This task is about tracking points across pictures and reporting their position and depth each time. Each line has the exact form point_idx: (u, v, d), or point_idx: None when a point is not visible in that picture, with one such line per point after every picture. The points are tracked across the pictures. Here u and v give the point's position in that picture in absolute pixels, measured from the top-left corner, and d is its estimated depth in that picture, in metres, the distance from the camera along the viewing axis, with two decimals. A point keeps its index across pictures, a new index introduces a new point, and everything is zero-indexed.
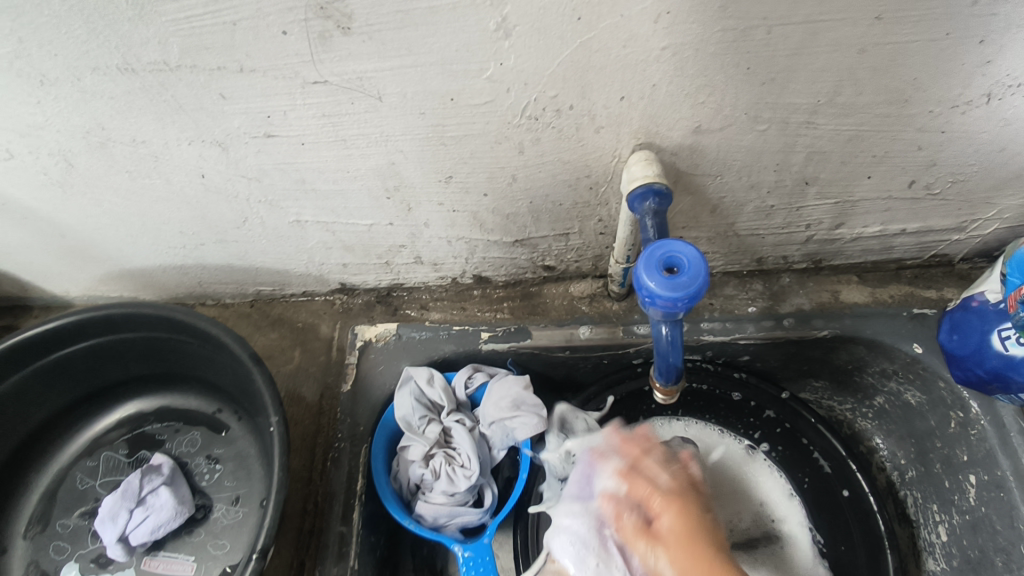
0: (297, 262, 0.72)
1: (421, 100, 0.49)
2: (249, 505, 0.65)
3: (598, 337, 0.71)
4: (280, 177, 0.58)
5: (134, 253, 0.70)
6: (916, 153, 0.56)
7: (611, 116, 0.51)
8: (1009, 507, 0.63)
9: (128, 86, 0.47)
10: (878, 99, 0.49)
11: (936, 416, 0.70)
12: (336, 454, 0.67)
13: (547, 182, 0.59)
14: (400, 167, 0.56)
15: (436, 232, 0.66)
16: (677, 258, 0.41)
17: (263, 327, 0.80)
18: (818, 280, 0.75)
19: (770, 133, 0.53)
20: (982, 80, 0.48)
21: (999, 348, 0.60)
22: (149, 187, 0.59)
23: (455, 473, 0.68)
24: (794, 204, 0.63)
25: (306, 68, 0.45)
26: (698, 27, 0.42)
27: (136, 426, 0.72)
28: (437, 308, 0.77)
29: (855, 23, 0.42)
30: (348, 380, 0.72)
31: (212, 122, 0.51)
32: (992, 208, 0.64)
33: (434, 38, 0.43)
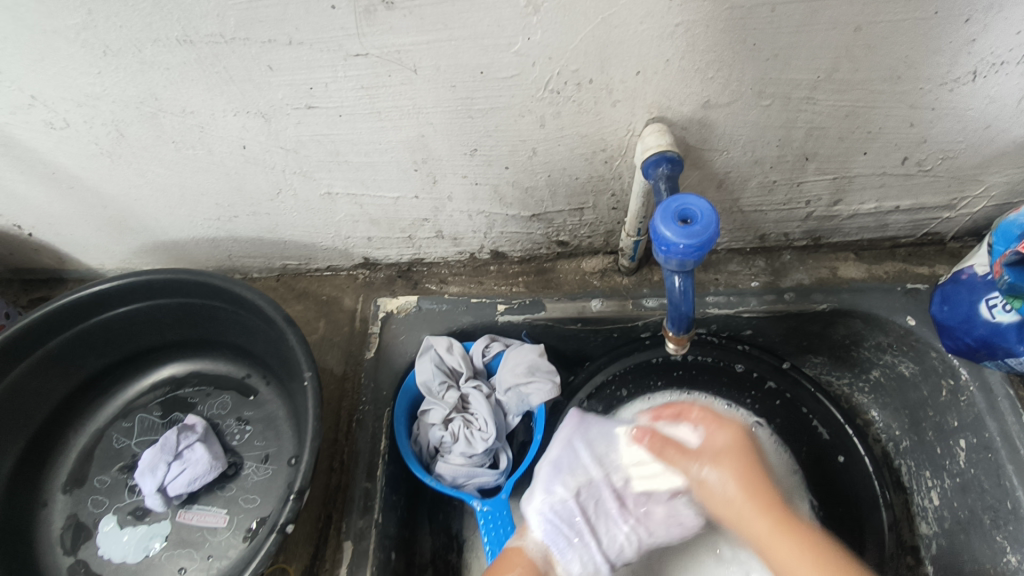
0: (325, 236, 0.77)
1: (453, 73, 0.53)
2: (278, 463, 0.69)
3: (609, 309, 0.75)
4: (316, 149, 0.62)
5: (171, 225, 0.74)
6: (908, 130, 0.60)
7: (628, 91, 0.55)
8: (996, 466, 0.66)
9: (184, 58, 0.51)
10: (872, 76, 0.54)
11: (929, 385, 0.74)
12: (361, 416, 0.71)
13: (564, 156, 0.63)
14: (429, 139, 0.61)
15: (458, 206, 0.71)
16: (691, 210, 0.46)
17: (289, 300, 0.84)
18: (817, 258, 0.79)
19: (773, 109, 0.57)
20: (967, 59, 0.52)
21: (986, 316, 0.64)
22: (192, 158, 0.63)
23: (473, 436, 0.72)
24: (795, 179, 0.67)
25: (350, 41, 0.49)
26: (710, 5, 0.47)
27: (170, 390, 0.76)
28: (456, 282, 0.82)
29: (851, 2, 0.47)
30: (371, 348, 0.76)
31: (257, 93, 0.55)
32: (980, 185, 0.69)
33: (469, 13, 0.47)
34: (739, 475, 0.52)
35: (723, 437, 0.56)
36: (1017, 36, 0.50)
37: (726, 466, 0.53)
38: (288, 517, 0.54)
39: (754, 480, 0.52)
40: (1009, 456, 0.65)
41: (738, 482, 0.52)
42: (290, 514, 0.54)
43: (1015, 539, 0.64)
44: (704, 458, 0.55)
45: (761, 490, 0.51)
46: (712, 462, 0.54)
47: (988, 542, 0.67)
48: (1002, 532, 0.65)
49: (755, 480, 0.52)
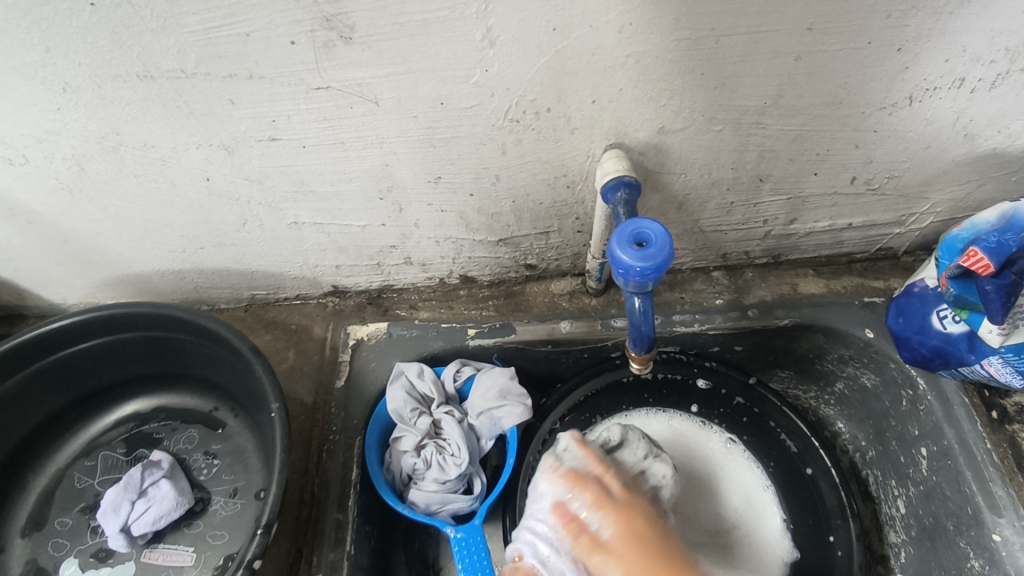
0: (292, 265, 0.76)
1: (414, 104, 0.54)
2: (247, 497, 0.68)
3: (578, 330, 0.76)
4: (281, 180, 0.62)
5: (135, 258, 0.74)
6: (854, 151, 0.63)
7: (585, 119, 0.57)
8: (956, 473, 0.68)
9: (145, 94, 0.52)
10: (816, 101, 0.57)
11: (890, 396, 0.76)
12: (332, 445, 0.70)
13: (527, 182, 0.64)
14: (393, 168, 0.61)
15: (425, 232, 0.71)
16: (645, 233, 0.47)
17: (258, 329, 0.83)
18: (778, 274, 0.81)
19: (726, 133, 0.59)
20: (901, 84, 0.55)
21: (938, 326, 0.67)
22: (155, 191, 0.63)
23: (445, 461, 0.71)
24: (751, 200, 0.70)
25: (311, 75, 0.50)
26: (657, 37, 0.49)
27: (135, 426, 0.74)
28: (426, 307, 0.82)
29: (790, 33, 0.49)
30: (342, 376, 0.75)
31: (220, 126, 0.55)
32: (926, 202, 0.72)
33: (427, 47, 0.49)
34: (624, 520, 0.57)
35: (613, 509, 0.58)
36: (946, 63, 0.53)
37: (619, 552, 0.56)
38: (255, 553, 0.53)
39: (642, 539, 0.57)
40: (967, 463, 0.67)
41: (622, 528, 0.57)
42: (257, 549, 0.53)
43: (977, 544, 0.65)
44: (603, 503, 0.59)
45: (631, 520, 0.58)
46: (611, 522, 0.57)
47: (952, 547, 0.68)
48: (965, 538, 0.67)
49: (632, 528, 0.57)
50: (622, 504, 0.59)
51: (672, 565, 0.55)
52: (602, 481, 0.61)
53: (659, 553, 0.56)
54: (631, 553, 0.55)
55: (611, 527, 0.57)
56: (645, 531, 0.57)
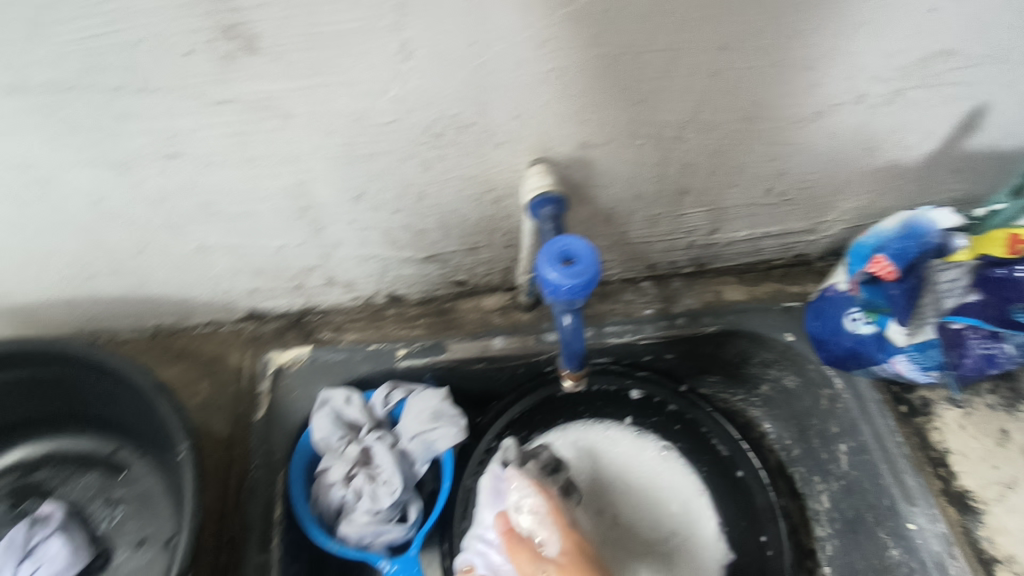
0: (203, 289, 0.71)
1: (329, 119, 0.51)
2: (155, 547, 0.62)
3: (513, 347, 0.75)
4: (184, 199, 0.57)
5: (18, 288, 0.66)
6: (769, 164, 0.65)
7: (509, 133, 0.56)
8: (873, 466, 0.71)
9: (18, 107, 0.47)
10: (732, 116, 0.58)
11: (810, 396, 0.79)
12: (252, 483, 0.65)
13: (453, 198, 0.62)
14: (310, 186, 0.58)
15: (348, 251, 0.68)
16: (571, 250, 0.46)
17: (167, 360, 0.76)
18: (703, 282, 0.83)
19: (648, 147, 0.60)
20: (810, 100, 0.57)
21: (851, 328, 0.69)
22: (37, 215, 0.57)
23: (377, 491, 0.67)
24: (675, 212, 0.71)
25: (213, 88, 0.47)
26: (578, 52, 0.49)
27: (21, 475, 0.66)
28: (352, 328, 0.78)
29: (705, 50, 0.50)
30: (260, 409, 0.70)
31: (110, 143, 0.50)
32: (835, 211, 0.75)
33: (340, 60, 0.46)
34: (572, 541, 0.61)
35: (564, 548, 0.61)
36: (849, 80, 0.56)
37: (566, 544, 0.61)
38: None
39: (590, 568, 0.58)
40: (882, 456, 0.70)
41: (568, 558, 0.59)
42: None
43: (895, 533, 0.69)
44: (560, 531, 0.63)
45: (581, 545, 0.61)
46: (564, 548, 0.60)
47: (873, 539, 0.72)
48: (884, 528, 0.70)
49: (582, 554, 0.60)
50: (573, 545, 0.61)
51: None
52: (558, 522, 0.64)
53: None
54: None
55: (557, 556, 0.60)
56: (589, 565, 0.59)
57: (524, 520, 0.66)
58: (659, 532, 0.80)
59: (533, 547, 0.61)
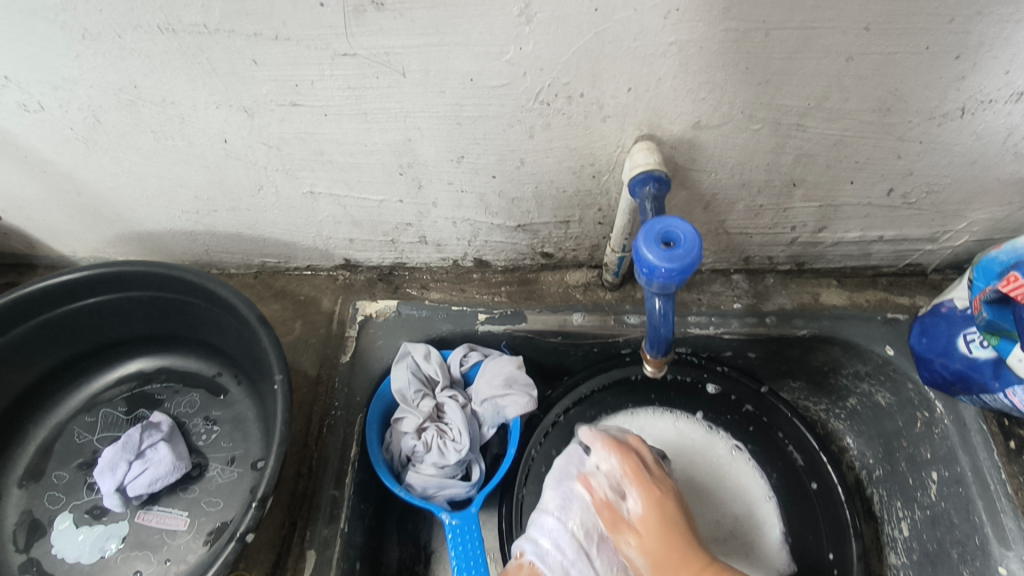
0: (305, 235, 0.75)
1: (442, 78, 0.52)
2: (244, 466, 0.67)
3: (591, 323, 0.74)
4: (300, 147, 0.60)
5: (147, 216, 0.72)
6: (895, 162, 0.60)
7: (618, 106, 0.54)
8: (966, 501, 0.66)
9: (166, 47, 0.50)
10: (863, 106, 0.54)
11: (904, 416, 0.74)
12: (332, 421, 0.69)
13: (552, 169, 0.62)
14: (416, 144, 0.59)
15: (443, 212, 0.69)
16: (674, 233, 0.45)
17: (266, 298, 0.82)
18: (800, 282, 0.79)
19: (763, 133, 0.57)
20: (956, 95, 0.52)
21: (964, 350, 0.65)
22: (170, 149, 0.62)
23: (446, 446, 0.71)
24: (781, 205, 0.67)
25: (338, 40, 0.48)
26: (704, 25, 0.46)
27: (136, 385, 0.73)
28: (437, 288, 0.80)
29: (843, 32, 0.47)
30: (347, 352, 0.74)
31: (241, 86, 0.54)
32: (963, 220, 0.69)
33: (461, 19, 0.47)
34: (653, 515, 0.57)
35: (642, 513, 0.58)
36: (1006, 75, 0.50)
37: (639, 527, 0.57)
38: (249, 525, 0.52)
39: (675, 534, 0.56)
40: (980, 491, 0.65)
41: (651, 543, 0.56)
42: (251, 522, 0.52)
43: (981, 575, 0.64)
44: (637, 488, 0.59)
45: (664, 522, 0.57)
46: (632, 531, 0.57)
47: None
48: (969, 567, 0.66)
49: (666, 529, 0.57)
50: (659, 501, 0.58)
51: (694, 556, 0.55)
52: (636, 479, 0.59)
53: (690, 547, 0.56)
54: (661, 548, 0.56)
55: (635, 531, 0.57)
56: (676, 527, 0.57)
57: (596, 476, 0.60)
58: (718, 531, 0.74)
59: (612, 516, 0.58)
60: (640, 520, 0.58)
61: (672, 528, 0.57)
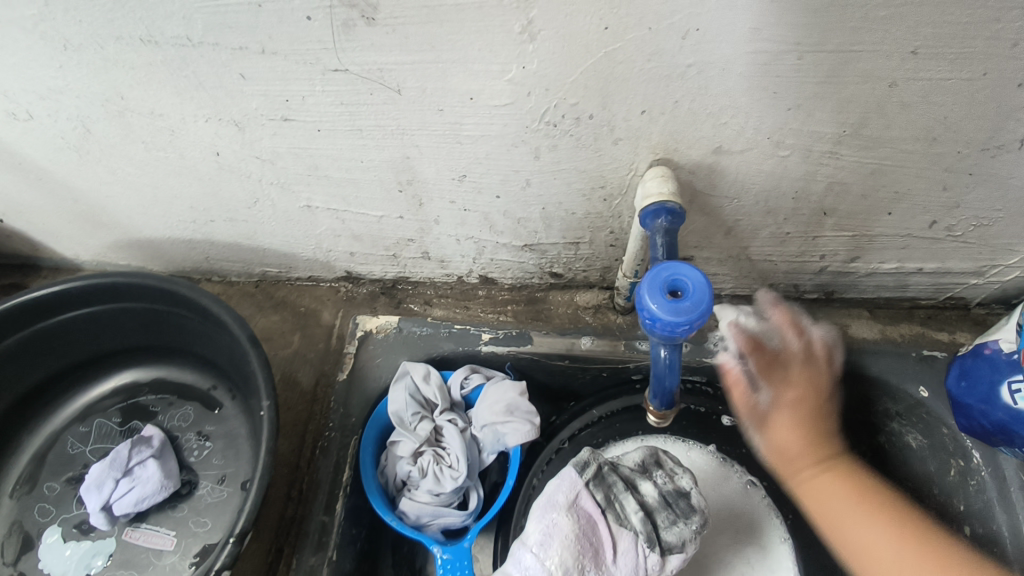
0: (305, 247, 0.72)
1: (440, 96, 0.48)
2: (234, 485, 0.65)
3: (600, 349, 0.70)
4: (294, 161, 0.57)
5: (145, 224, 0.71)
6: (941, 193, 0.54)
7: (631, 129, 0.50)
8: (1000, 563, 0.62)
9: (149, 59, 0.47)
10: (906, 134, 0.48)
11: (937, 462, 0.68)
12: (326, 443, 0.67)
13: (560, 191, 0.58)
14: (415, 162, 0.56)
15: (445, 229, 0.66)
16: (682, 282, 0.40)
17: (266, 309, 0.80)
18: (828, 312, 0.73)
19: (792, 159, 0.52)
20: (1015, 126, 0.46)
21: (1007, 400, 0.59)
22: (163, 160, 0.59)
23: (442, 473, 0.68)
24: (810, 233, 0.62)
25: (327, 55, 0.45)
26: (728, 46, 0.42)
27: (131, 395, 0.72)
28: (441, 305, 0.77)
29: (888, 56, 0.41)
30: (344, 370, 0.72)
31: (230, 101, 0.51)
32: (1014, 255, 0.63)
33: (458, 36, 0.43)
34: (785, 410, 0.55)
35: (782, 395, 0.56)
36: None
37: (781, 409, 0.56)
38: (224, 562, 0.50)
39: (817, 436, 0.55)
40: (1015, 555, 0.61)
41: (788, 440, 0.55)
42: (227, 558, 0.50)
43: None
44: (773, 397, 0.56)
45: (801, 423, 0.55)
46: (783, 430, 0.55)
47: None
48: None
49: (789, 432, 0.55)
50: (794, 381, 0.56)
51: (830, 470, 0.54)
52: (766, 369, 0.57)
53: (822, 442, 0.55)
54: (795, 449, 0.54)
55: (784, 424, 0.55)
56: (823, 430, 0.55)
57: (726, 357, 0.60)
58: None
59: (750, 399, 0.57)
60: (787, 418, 0.55)
61: (796, 441, 0.54)
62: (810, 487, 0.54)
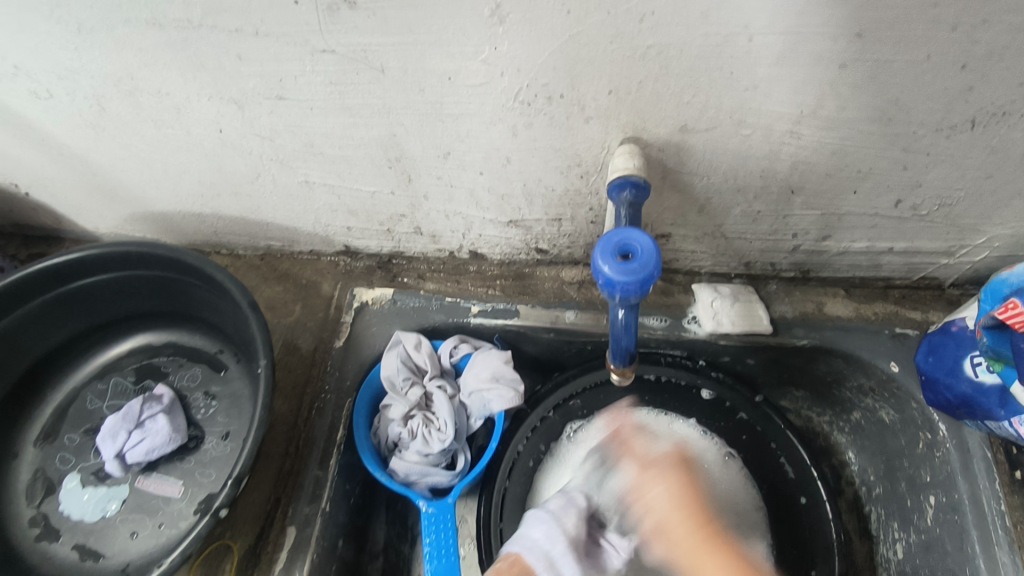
0: (305, 221, 0.77)
1: (421, 77, 0.52)
2: (237, 441, 0.70)
3: (583, 322, 0.74)
4: (290, 138, 0.62)
5: (158, 198, 0.76)
6: (902, 172, 0.57)
7: (600, 108, 0.53)
8: (961, 529, 0.63)
9: (155, 41, 0.52)
10: (861, 114, 0.51)
11: (907, 436, 0.71)
12: (322, 403, 0.72)
13: (539, 168, 0.61)
14: (401, 139, 0.60)
15: (434, 205, 0.70)
16: (631, 245, 0.44)
17: (270, 280, 0.84)
18: (805, 290, 0.75)
19: (755, 138, 0.54)
20: (965, 106, 0.49)
21: (970, 373, 0.61)
22: (171, 137, 0.64)
23: (430, 435, 0.72)
24: (781, 212, 0.64)
25: (315, 37, 0.49)
26: (682, 29, 0.44)
27: (145, 357, 0.78)
28: (433, 279, 0.81)
29: (834, 38, 0.44)
30: (341, 337, 0.76)
31: (230, 80, 0.55)
32: (982, 235, 0.64)
33: (432, 19, 0.46)
34: (662, 491, 0.50)
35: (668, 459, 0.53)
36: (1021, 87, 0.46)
37: (668, 484, 0.51)
38: (224, 501, 0.55)
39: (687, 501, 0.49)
40: (976, 521, 0.62)
41: (676, 502, 0.49)
42: (227, 498, 0.55)
43: None
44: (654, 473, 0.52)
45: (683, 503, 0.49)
46: (663, 487, 0.50)
47: None
48: None
49: (684, 500, 0.49)
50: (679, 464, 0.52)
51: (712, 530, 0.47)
52: (633, 450, 0.56)
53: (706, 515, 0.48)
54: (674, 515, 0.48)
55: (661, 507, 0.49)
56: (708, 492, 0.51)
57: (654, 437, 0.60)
58: None
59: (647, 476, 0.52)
60: (661, 477, 0.51)
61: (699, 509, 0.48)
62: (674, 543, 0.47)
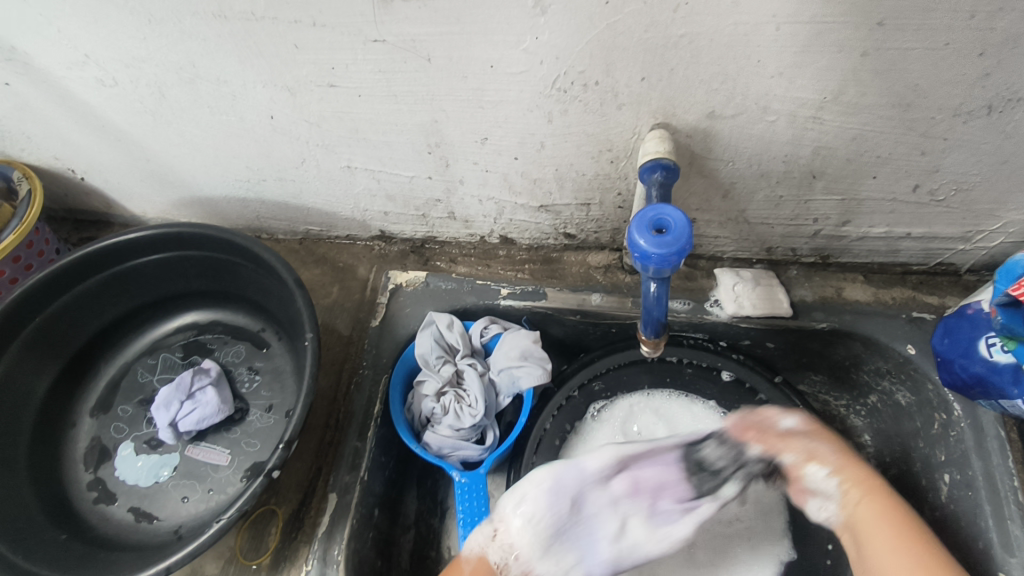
0: (344, 206, 0.81)
1: (465, 64, 0.55)
2: (279, 413, 0.74)
3: (609, 305, 0.77)
4: (337, 124, 0.65)
5: (206, 183, 0.80)
6: (920, 157, 0.59)
7: (633, 95, 0.56)
8: (974, 505, 0.65)
9: (219, 31, 0.56)
10: (881, 101, 0.53)
11: (922, 417, 0.73)
12: (360, 378, 0.75)
13: (571, 153, 0.64)
14: (442, 125, 0.63)
15: (469, 189, 0.73)
16: (665, 220, 0.47)
17: (308, 263, 0.89)
18: (825, 276, 0.78)
19: (780, 124, 0.57)
20: (981, 92, 0.51)
21: (985, 354, 0.63)
22: (225, 123, 0.68)
23: (462, 410, 0.75)
24: (802, 197, 0.67)
25: (369, 27, 0.52)
26: (713, 19, 0.48)
27: (193, 334, 0.82)
28: (464, 263, 0.85)
29: (857, 26, 0.47)
30: (377, 316, 0.80)
31: (285, 68, 0.59)
32: (997, 221, 0.67)
33: (479, 10, 0.50)
34: (870, 490, 0.56)
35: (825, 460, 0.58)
36: None
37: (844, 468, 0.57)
38: (276, 463, 0.58)
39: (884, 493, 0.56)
40: (989, 496, 0.64)
41: (861, 495, 0.56)
42: (278, 460, 0.59)
43: None
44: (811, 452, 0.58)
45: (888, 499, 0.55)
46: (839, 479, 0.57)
47: None
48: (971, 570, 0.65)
49: (880, 493, 0.56)
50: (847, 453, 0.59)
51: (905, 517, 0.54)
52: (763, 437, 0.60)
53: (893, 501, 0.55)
54: (871, 509, 0.55)
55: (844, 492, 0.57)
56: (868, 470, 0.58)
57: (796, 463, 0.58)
58: None
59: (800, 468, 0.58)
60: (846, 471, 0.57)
61: (885, 503, 0.55)
62: (859, 521, 0.55)
